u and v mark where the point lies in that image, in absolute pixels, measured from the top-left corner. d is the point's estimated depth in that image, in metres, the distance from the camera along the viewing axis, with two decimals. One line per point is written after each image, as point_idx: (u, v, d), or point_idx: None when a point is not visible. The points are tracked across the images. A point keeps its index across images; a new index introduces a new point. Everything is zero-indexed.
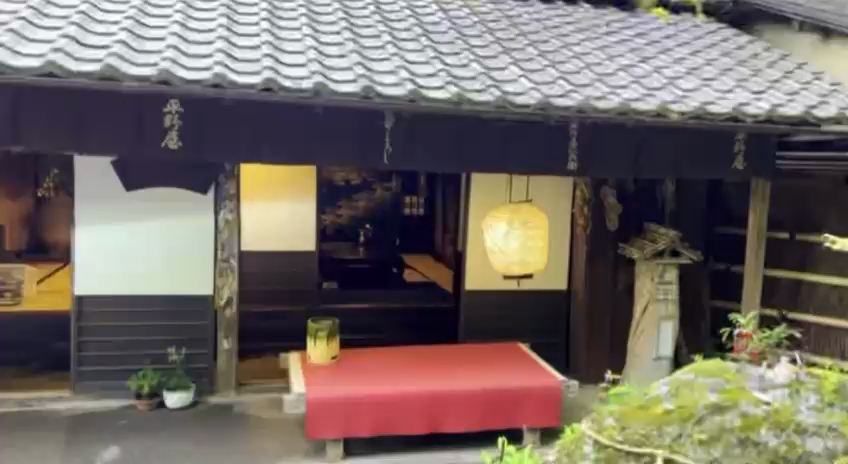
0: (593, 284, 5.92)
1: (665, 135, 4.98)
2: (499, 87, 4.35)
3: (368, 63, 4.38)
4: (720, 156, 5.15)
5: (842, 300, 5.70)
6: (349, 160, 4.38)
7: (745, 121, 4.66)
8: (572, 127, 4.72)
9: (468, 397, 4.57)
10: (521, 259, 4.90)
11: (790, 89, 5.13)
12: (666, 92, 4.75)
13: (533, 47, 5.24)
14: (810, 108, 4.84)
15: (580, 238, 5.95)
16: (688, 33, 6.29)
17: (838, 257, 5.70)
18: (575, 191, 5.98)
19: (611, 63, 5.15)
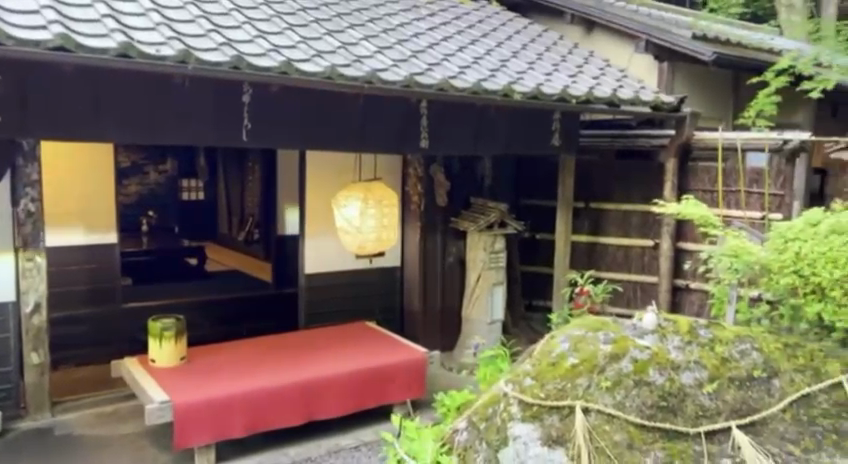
0: (427, 259, 6.08)
1: (498, 112, 5.33)
2: (363, 63, 4.25)
3: (221, 30, 3.98)
4: (542, 134, 5.64)
5: (627, 258, 6.66)
6: (207, 137, 3.99)
7: (570, 102, 5.12)
8: (423, 106, 4.85)
9: (343, 381, 4.48)
10: (377, 237, 4.90)
11: (595, 74, 5.77)
12: (504, 73, 5.06)
13: (373, 24, 5.22)
14: (615, 91, 5.51)
15: (413, 213, 6.01)
16: (495, 20, 6.77)
17: (624, 220, 6.65)
18: (407, 167, 5.96)
19: (448, 44, 5.34)
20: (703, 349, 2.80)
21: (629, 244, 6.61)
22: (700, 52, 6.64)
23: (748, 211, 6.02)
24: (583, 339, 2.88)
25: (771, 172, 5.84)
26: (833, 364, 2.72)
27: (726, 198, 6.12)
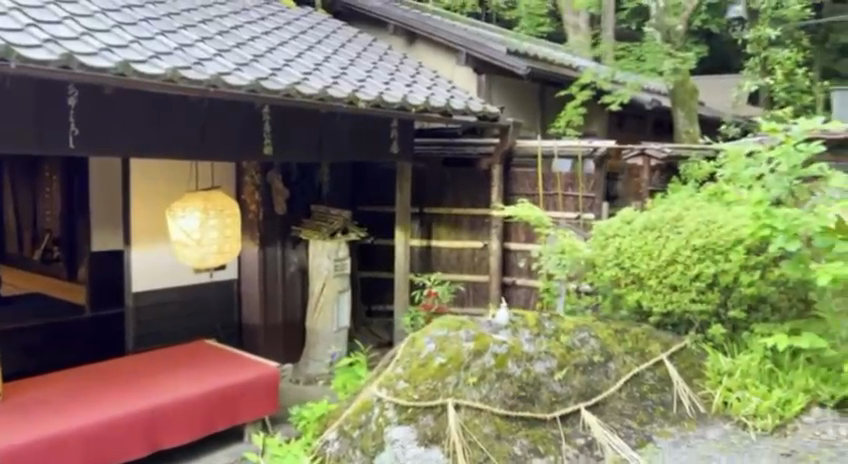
0: (266, 270, 5.96)
1: (338, 120, 5.38)
2: (204, 66, 4.02)
3: (41, 24, 3.55)
4: (379, 142, 5.77)
5: (460, 259, 6.97)
6: (28, 143, 3.51)
7: (409, 111, 5.27)
8: (265, 111, 4.76)
9: (192, 404, 4.20)
10: (219, 248, 4.66)
11: (428, 84, 6.00)
12: (345, 80, 5.07)
13: (206, 25, 4.96)
14: (448, 101, 5.74)
15: (251, 223, 5.91)
16: (324, 26, 6.75)
17: (455, 223, 6.97)
18: (243, 176, 5.87)
19: (285, 49, 5.24)
20: (546, 338, 3.81)
21: (461, 246, 6.94)
22: (516, 66, 7.17)
23: (564, 212, 6.57)
24: (447, 337, 3.66)
25: (582, 177, 6.45)
26: (654, 345, 4.06)
27: (546, 200, 6.67)
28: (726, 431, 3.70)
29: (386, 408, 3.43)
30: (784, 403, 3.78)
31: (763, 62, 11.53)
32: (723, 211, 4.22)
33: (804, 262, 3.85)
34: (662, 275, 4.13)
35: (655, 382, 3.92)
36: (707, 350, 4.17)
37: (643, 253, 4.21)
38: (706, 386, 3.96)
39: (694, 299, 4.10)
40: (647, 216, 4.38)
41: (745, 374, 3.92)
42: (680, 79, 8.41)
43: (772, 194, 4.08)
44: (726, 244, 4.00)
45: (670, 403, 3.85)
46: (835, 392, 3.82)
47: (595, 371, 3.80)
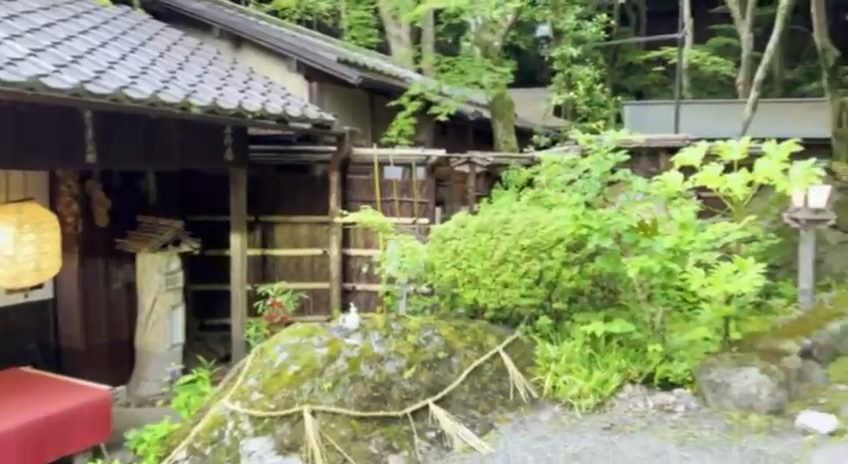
0: (85, 287, 5.54)
1: (166, 126, 5.17)
2: (19, 66, 3.66)
3: None
4: (211, 148, 5.61)
5: (299, 266, 6.94)
6: None
7: (245, 117, 5.19)
8: (86, 116, 4.44)
9: (20, 436, 3.76)
10: (37, 265, 4.25)
11: (262, 90, 5.92)
12: (176, 84, 4.86)
13: (14, 21, 4.51)
14: (285, 108, 5.70)
15: (69, 238, 5.42)
16: (146, 27, 6.40)
17: (293, 231, 6.93)
18: (57, 184, 5.30)
19: (107, 50, 4.91)
20: (395, 338, 4.07)
21: (299, 254, 6.91)
22: (349, 76, 7.27)
23: (401, 217, 6.82)
24: (298, 345, 3.90)
25: (416, 183, 6.74)
26: (490, 339, 4.34)
27: (383, 206, 6.86)
28: (556, 412, 4.09)
29: (241, 420, 3.58)
30: (602, 382, 4.20)
31: (567, 78, 12.61)
32: (545, 211, 4.63)
33: (617, 257, 4.34)
34: (494, 273, 4.45)
35: (494, 372, 4.22)
36: (535, 340, 4.53)
37: (478, 254, 4.51)
38: (537, 374, 4.29)
39: (524, 294, 4.44)
40: (480, 219, 4.67)
41: (569, 359, 4.28)
42: (499, 92, 9.10)
43: (586, 196, 4.55)
44: (549, 243, 4.41)
45: (507, 391, 4.18)
46: (642, 369, 4.31)
47: (439, 367, 4.04)
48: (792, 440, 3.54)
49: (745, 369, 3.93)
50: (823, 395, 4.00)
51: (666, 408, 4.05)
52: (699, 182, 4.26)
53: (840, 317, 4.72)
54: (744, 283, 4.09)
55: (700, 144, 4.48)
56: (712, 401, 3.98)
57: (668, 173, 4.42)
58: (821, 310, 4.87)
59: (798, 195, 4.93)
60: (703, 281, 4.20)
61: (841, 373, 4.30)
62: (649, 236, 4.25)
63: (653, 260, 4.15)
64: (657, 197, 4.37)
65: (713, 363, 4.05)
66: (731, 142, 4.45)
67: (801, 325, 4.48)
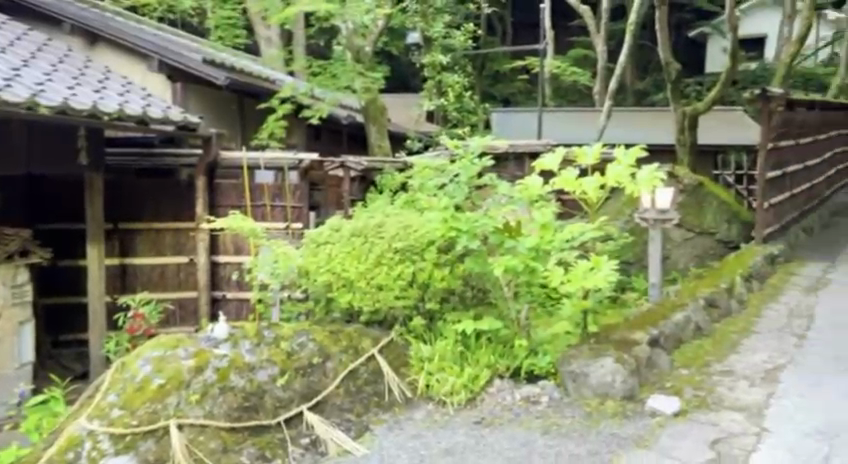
0: None
1: (9, 130, 5.13)
2: None
3: None
4: (62, 153, 5.58)
5: (164, 276, 6.80)
6: None
7: (101, 118, 4.90)
8: None
9: None
10: None
11: (119, 90, 5.60)
12: (20, 82, 4.50)
13: None
14: (144, 109, 5.43)
15: None
16: None
17: (158, 238, 6.77)
18: None
19: None
20: (266, 347, 4.03)
21: (165, 262, 6.78)
22: (216, 77, 7.07)
23: (273, 222, 6.90)
24: (162, 357, 3.77)
25: (289, 188, 6.88)
26: (365, 341, 4.34)
27: (253, 212, 6.91)
28: (429, 410, 4.18)
29: (99, 438, 3.38)
30: (473, 378, 4.33)
31: (437, 84, 12.89)
32: (416, 214, 4.71)
33: (485, 257, 4.46)
34: (368, 277, 4.44)
35: (369, 374, 4.23)
36: (409, 340, 4.56)
37: (351, 258, 4.52)
38: (412, 373, 4.38)
39: (397, 296, 4.47)
40: (353, 224, 4.72)
41: (441, 359, 4.38)
42: (371, 97, 9.19)
43: (455, 199, 4.68)
44: (421, 245, 4.47)
45: (382, 392, 4.22)
46: (509, 364, 4.46)
47: (314, 372, 4.04)
48: (642, 422, 3.84)
49: (601, 359, 4.18)
50: (669, 380, 4.36)
51: (532, 400, 4.23)
52: (558, 186, 4.51)
53: (683, 308, 5.18)
54: (599, 279, 4.35)
55: (557, 150, 4.71)
56: (572, 391, 4.20)
57: (530, 177, 4.70)
58: (667, 302, 5.31)
59: (646, 197, 5.37)
60: (562, 278, 4.43)
61: (683, 358, 4.71)
62: (513, 236, 4.44)
63: (517, 259, 4.34)
64: (520, 201, 4.63)
65: (573, 355, 4.28)
66: (585, 148, 4.73)
67: (650, 316, 4.86)
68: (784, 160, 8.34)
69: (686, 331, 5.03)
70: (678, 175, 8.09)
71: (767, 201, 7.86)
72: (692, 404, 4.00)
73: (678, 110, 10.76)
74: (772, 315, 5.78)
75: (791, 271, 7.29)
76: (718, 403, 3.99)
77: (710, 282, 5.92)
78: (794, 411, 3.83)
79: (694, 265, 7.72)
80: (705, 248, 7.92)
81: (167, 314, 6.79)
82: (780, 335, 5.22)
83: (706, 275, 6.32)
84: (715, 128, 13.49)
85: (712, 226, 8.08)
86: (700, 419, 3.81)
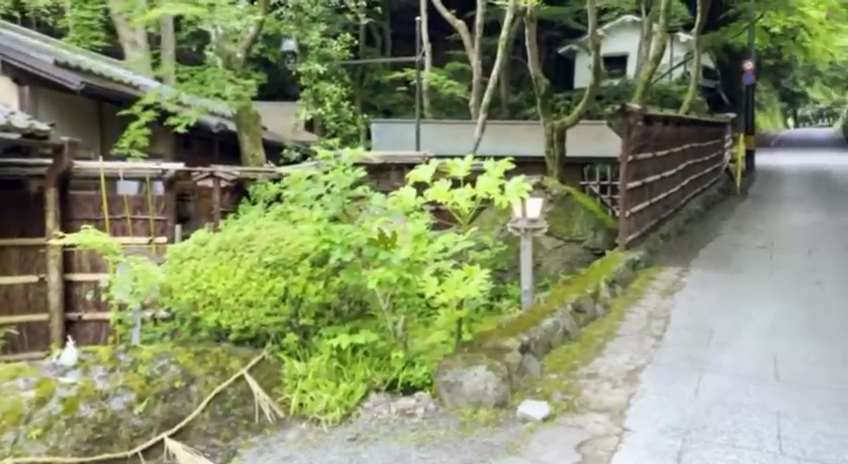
0: None
1: None
2: None
3: None
4: None
5: (11, 297, 6.85)
6: None
7: None
8: None
9: None
10: None
11: None
12: None
13: None
14: None
15: None
16: None
17: (5, 259, 6.80)
18: None
19: None
20: (122, 374, 3.88)
21: (12, 283, 6.83)
22: (70, 81, 7.21)
23: (135, 235, 7.18)
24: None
25: (152, 200, 7.19)
26: (235, 361, 4.18)
27: (112, 225, 7.12)
28: (303, 430, 4.03)
29: None
30: (348, 394, 4.18)
31: (314, 93, 12.82)
32: (287, 227, 4.54)
33: (358, 270, 4.28)
34: (238, 294, 4.25)
35: (237, 396, 4.05)
36: (282, 358, 4.36)
37: (219, 274, 4.31)
38: (284, 392, 4.17)
39: (269, 313, 4.29)
40: (221, 237, 4.52)
41: (315, 375, 4.20)
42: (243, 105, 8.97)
43: (330, 212, 4.55)
44: (293, 259, 4.31)
45: (252, 414, 4.06)
46: (386, 377, 4.35)
47: (177, 397, 3.90)
48: (513, 429, 3.91)
49: (474, 367, 4.16)
50: (539, 385, 4.46)
51: (408, 412, 4.13)
52: (430, 198, 4.50)
53: (552, 314, 5.34)
54: (472, 288, 4.35)
55: (430, 162, 4.69)
56: (447, 401, 4.15)
57: (404, 188, 4.66)
58: (538, 309, 5.47)
59: (518, 207, 5.53)
60: (436, 289, 4.36)
61: (552, 363, 4.87)
62: (388, 248, 4.31)
63: (390, 272, 4.23)
64: (394, 212, 4.55)
65: (447, 364, 4.21)
66: (457, 161, 4.76)
67: (522, 323, 4.97)
68: (643, 172, 8.91)
69: (555, 337, 5.20)
70: (546, 186, 8.50)
71: (629, 210, 8.36)
72: (560, 408, 4.12)
73: (547, 124, 11.24)
74: (634, 317, 6.12)
75: (650, 275, 7.77)
76: (584, 406, 4.15)
77: (577, 288, 6.18)
78: (651, 409, 4.05)
79: (564, 271, 8.06)
80: (574, 255, 8.30)
81: (15, 337, 6.86)
82: (640, 337, 5.52)
83: (574, 281, 6.60)
84: (582, 142, 14.21)
85: (580, 234, 8.49)
86: (566, 423, 3.93)
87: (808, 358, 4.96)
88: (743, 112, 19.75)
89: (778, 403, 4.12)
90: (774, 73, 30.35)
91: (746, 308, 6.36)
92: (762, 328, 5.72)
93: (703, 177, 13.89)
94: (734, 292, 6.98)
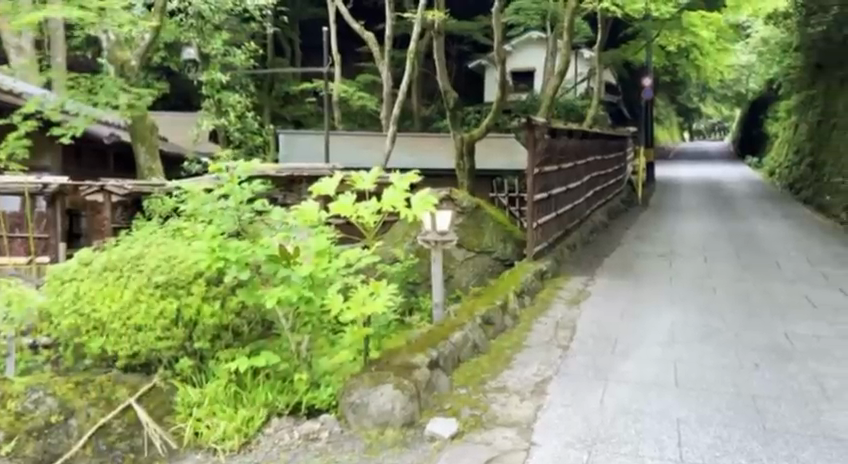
0: None
1: None
2: None
3: None
4: None
5: None
6: None
7: None
8: None
9: None
10: None
11: None
12: None
13: None
14: None
15: None
16: None
17: None
18: None
19: None
20: None
21: None
22: None
23: (15, 255, 7.67)
24: None
25: (34, 217, 7.58)
26: (122, 390, 4.01)
27: None
28: (198, 460, 3.74)
29: None
30: (247, 421, 3.93)
31: (217, 103, 12.36)
32: (181, 244, 4.31)
33: (256, 289, 4.08)
34: (125, 317, 3.97)
35: (123, 428, 3.90)
36: (176, 385, 4.10)
37: (104, 296, 4.03)
38: (177, 421, 3.95)
39: (160, 337, 4.02)
40: (106, 257, 4.22)
41: (212, 402, 3.98)
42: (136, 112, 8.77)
43: (226, 228, 4.25)
44: (186, 278, 4.07)
45: (140, 447, 3.87)
46: (288, 401, 4.14)
47: (53, 433, 3.81)
48: (421, 448, 3.77)
49: (380, 386, 3.99)
50: (447, 401, 4.36)
51: (311, 437, 3.90)
52: (334, 212, 4.28)
53: (461, 327, 5.27)
54: (378, 304, 4.12)
55: (334, 174, 4.49)
56: (353, 423, 3.97)
57: (305, 202, 4.41)
58: (447, 322, 5.40)
59: (426, 219, 5.44)
60: (342, 306, 4.07)
61: (462, 377, 4.78)
62: (290, 264, 4.09)
63: (291, 290, 3.99)
64: (296, 226, 4.30)
65: (353, 384, 4.05)
66: (361, 173, 4.59)
67: (430, 339, 4.86)
68: (549, 184, 9.07)
69: (464, 350, 5.13)
70: (457, 198, 8.46)
71: (535, 221, 8.48)
72: (469, 425, 4.03)
73: (457, 136, 11.31)
74: (541, 328, 6.16)
75: (557, 285, 7.90)
76: (492, 421, 4.09)
77: (486, 300, 6.17)
78: (558, 422, 4.04)
79: (476, 283, 8.05)
80: (485, 266, 8.33)
81: None
82: (547, 348, 5.55)
83: (483, 293, 6.60)
84: (490, 153, 14.46)
85: (490, 245, 8.54)
86: (475, 440, 3.85)
87: (705, 363, 5.12)
88: (643, 126, 20.63)
89: (679, 409, 4.21)
90: (670, 89, 32.05)
91: (648, 316, 6.53)
92: (662, 335, 5.89)
93: (607, 189, 14.36)
94: (636, 301, 7.18)
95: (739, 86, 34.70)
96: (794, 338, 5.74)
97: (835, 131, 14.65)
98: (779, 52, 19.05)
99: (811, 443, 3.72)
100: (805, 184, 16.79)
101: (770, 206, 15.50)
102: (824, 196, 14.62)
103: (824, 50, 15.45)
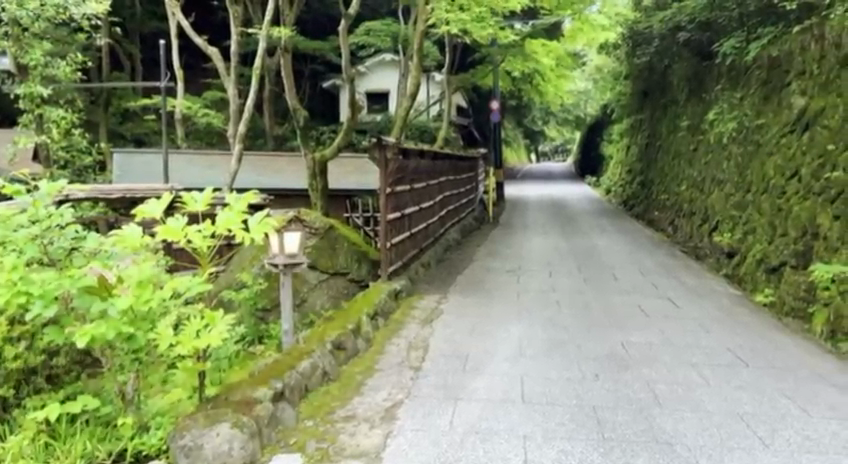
0: None
1: None
2: None
3: None
4: None
5: None
6: None
7: None
8: None
9: None
10: None
11: None
12: None
13: None
14: None
15: None
16: None
17: None
18: None
19: None
20: None
21: None
22: None
23: None
24: None
25: None
26: None
27: None
28: None
29: None
30: None
31: (38, 118, 11.19)
32: None
33: (67, 325, 3.66)
34: None
35: None
36: None
37: None
38: None
39: None
40: None
41: (16, 457, 3.44)
42: None
43: (27, 256, 3.66)
44: None
45: None
46: (111, 449, 3.63)
47: None
48: None
49: (216, 426, 3.65)
50: (292, 436, 4.10)
51: None
52: (159, 237, 3.91)
53: (310, 355, 5.03)
54: (213, 337, 3.77)
55: (161, 194, 4.09)
56: None
57: (127, 226, 4.03)
58: (295, 349, 5.12)
59: (273, 240, 5.12)
60: (171, 340, 3.68)
61: (309, 409, 4.53)
62: (108, 297, 3.61)
63: (107, 326, 3.53)
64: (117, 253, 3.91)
65: (186, 426, 3.65)
66: (194, 194, 4.23)
67: (275, 369, 4.56)
68: (402, 203, 9.04)
69: (313, 378, 4.89)
70: (307, 219, 8.25)
71: (390, 241, 8.39)
72: (314, 459, 3.81)
73: (308, 156, 11.03)
74: (394, 350, 6.05)
75: (410, 304, 7.86)
76: (339, 454, 3.88)
77: (337, 325, 5.94)
78: (408, 449, 3.92)
79: (330, 306, 7.94)
80: (339, 288, 8.16)
81: None
82: (399, 370, 5.45)
83: (335, 316, 6.39)
84: (344, 174, 14.71)
85: (344, 266, 8.33)
86: None
87: (550, 376, 5.26)
88: (492, 148, 21.39)
89: (525, 425, 4.25)
90: (517, 112, 33.81)
91: (496, 331, 6.66)
92: (511, 350, 6.00)
93: (459, 208, 14.68)
94: (486, 317, 7.29)
95: (578, 110, 37.22)
96: (629, 347, 6.06)
97: (661, 153, 15.99)
98: (611, 80, 20.61)
99: (646, 449, 3.88)
100: (638, 201, 18.13)
101: (607, 221, 16.61)
102: (653, 212, 15.87)
103: (649, 79, 16.90)
